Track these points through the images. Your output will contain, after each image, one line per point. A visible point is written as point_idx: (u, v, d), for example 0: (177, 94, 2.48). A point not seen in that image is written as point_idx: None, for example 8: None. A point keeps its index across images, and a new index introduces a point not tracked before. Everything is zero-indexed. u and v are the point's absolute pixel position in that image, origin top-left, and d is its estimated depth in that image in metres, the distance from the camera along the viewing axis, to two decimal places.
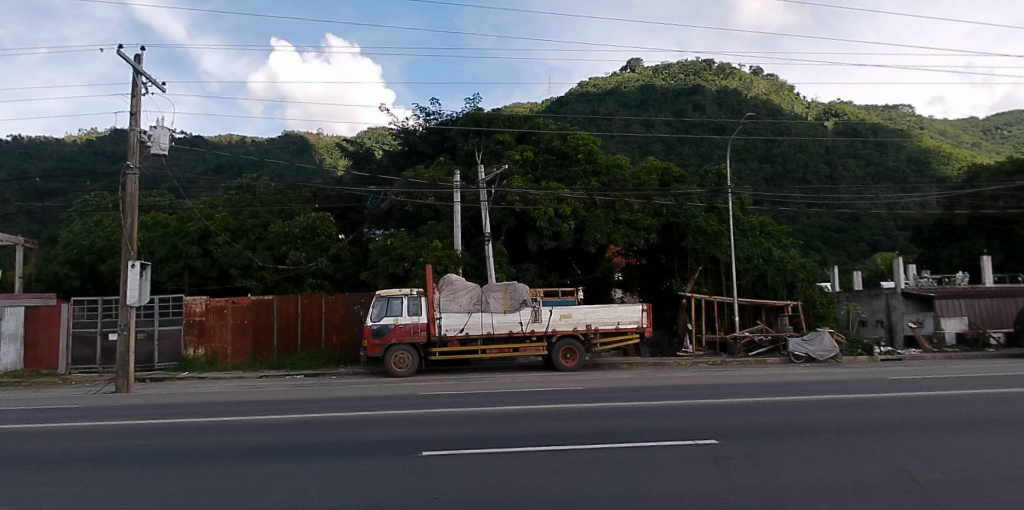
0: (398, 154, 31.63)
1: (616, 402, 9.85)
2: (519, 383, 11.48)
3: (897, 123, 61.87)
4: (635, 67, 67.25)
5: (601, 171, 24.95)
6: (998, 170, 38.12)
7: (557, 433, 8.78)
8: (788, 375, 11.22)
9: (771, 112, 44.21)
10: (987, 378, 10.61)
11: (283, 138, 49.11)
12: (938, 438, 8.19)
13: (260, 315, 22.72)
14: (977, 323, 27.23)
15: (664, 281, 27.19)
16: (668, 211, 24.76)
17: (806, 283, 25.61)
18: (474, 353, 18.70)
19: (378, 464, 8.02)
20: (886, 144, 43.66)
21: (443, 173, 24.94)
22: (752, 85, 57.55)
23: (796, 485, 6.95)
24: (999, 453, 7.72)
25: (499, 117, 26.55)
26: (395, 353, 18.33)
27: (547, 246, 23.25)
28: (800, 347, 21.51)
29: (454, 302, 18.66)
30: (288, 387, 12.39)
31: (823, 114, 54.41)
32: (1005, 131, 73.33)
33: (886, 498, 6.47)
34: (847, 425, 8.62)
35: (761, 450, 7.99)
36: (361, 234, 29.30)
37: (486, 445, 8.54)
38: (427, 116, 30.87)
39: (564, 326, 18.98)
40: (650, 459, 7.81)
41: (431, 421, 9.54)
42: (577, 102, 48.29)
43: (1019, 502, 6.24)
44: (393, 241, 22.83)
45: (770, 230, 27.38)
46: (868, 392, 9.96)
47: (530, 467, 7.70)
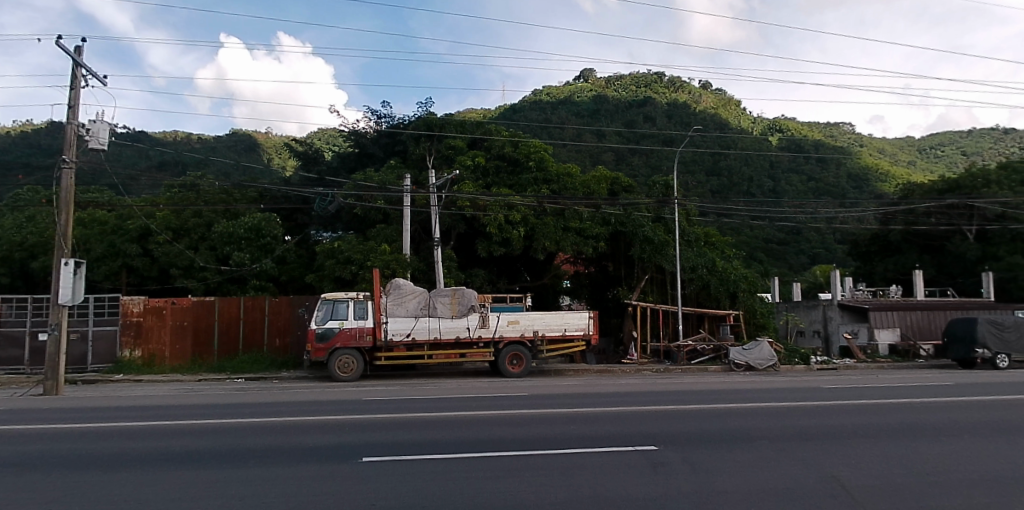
0: (348, 156, 31.38)
1: (556, 408, 9.84)
2: (462, 388, 11.37)
3: (838, 140, 64.68)
4: (587, 77, 68.28)
5: (551, 179, 25.34)
6: (929, 188, 39.78)
7: (497, 439, 8.74)
8: (716, 382, 11.45)
9: (718, 126, 45.64)
10: (891, 387, 11.02)
11: (232, 135, 48.19)
12: (866, 445, 8.45)
13: (200, 317, 22.14)
14: (908, 334, 28.32)
15: (612, 289, 27.53)
16: (616, 220, 24.91)
17: (748, 294, 26.16)
18: (421, 358, 18.56)
19: (314, 471, 7.86)
20: (827, 160, 45.51)
21: (393, 177, 24.83)
22: (701, 99, 59.28)
23: (731, 490, 7.10)
24: (923, 460, 8.02)
25: (451, 123, 26.60)
26: (339, 357, 18.12)
27: (496, 252, 23.39)
28: (741, 356, 21.94)
29: (400, 307, 18.47)
30: (230, 390, 12.11)
31: (767, 129, 56.51)
32: (939, 151, 77.11)
33: (818, 503, 6.66)
34: (780, 432, 8.82)
35: (698, 456, 8.14)
36: (308, 236, 28.99)
37: (426, 451, 8.48)
38: (378, 119, 30.51)
39: (511, 332, 18.97)
40: (590, 466, 7.87)
41: (364, 427, 9.43)
42: (530, 109, 48.86)
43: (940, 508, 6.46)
44: (340, 244, 22.62)
45: (714, 240, 28.14)
46: (799, 399, 10.19)
47: (471, 473, 7.67)
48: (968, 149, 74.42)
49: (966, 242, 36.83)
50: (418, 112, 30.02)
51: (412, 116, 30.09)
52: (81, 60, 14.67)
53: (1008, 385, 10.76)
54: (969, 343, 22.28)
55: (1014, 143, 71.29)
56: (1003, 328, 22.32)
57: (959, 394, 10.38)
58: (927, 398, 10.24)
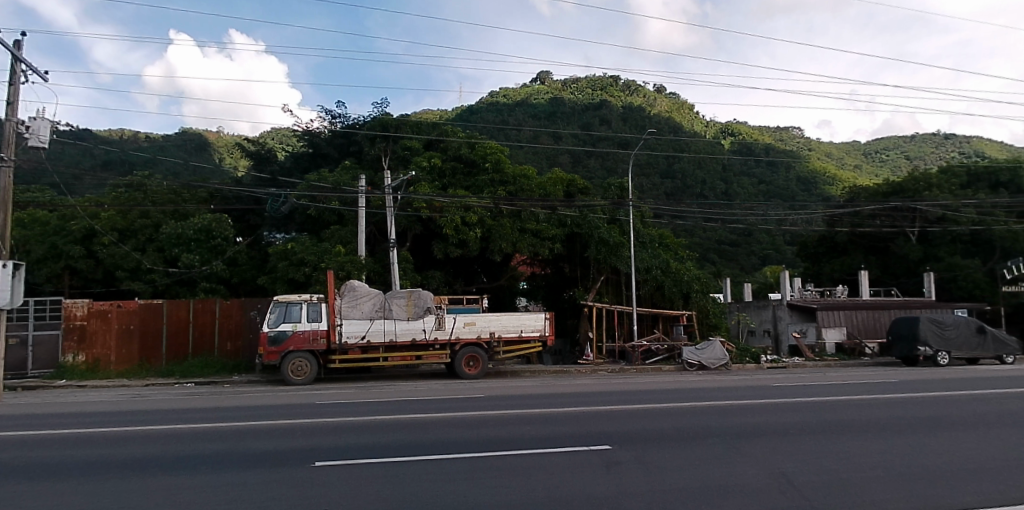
0: (301, 156, 31.06)
1: (510, 409, 9.83)
2: (412, 391, 11.27)
3: (788, 145, 66.91)
4: (544, 79, 68.79)
5: (508, 181, 25.16)
6: (875, 191, 40.97)
7: (452, 441, 8.71)
8: (661, 381, 11.60)
9: (671, 129, 48.31)
10: (826, 385, 11.21)
11: (183, 134, 47.21)
12: (814, 441, 8.64)
13: (147, 320, 21.58)
14: (853, 333, 29.29)
15: (568, 290, 27.67)
16: (572, 222, 25.07)
17: (701, 294, 26.67)
18: (376, 361, 18.42)
19: (263, 476, 7.73)
20: (777, 164, 48.32)
21: (349, 178, 24.70)
22: (655, 103, 60.64)
23: (682, 488, 7.21)
24: (867, 456, 8.25)
25: (406, 124, 26.75)
26: (293, 360, 17.81)
27: (453, 253, 23.53)
28: (693, 355, 22.30)
29: (355, 309, 18.26)
30: (174, 395, 11.79)
31: (719, 133, 59.56)
32: (884, 155, 79.81)
33: (765, 499, 6.80)
34: (731, 430, 8.97)
35: (651, 455, 8.24)
36: (260, 237, 28.40)
37: (378, 454, 8.40)
38: (332, 119, 30.18)
39: (467, 334, 18.96)
40: (545, 466, 7.90)
41: (313, 431, 9.29)
42: (486, 111, 48.93)
43: (881, 501, 6.65)
44: (294, 246, 22.45)
45: (668, 242, 28.54)
46: (746, 397, 10.39)
47: (424, 476, 7.63)
48: (912, 154, 77.12)
49: (910, 243, 38.27)
50: (373, 113, 29.83)
51: (367, 116, 29.85)
52: (20, 54, 14.15)
53: (938, 382, 11.14)
54: (912, 341, 23.06)
55: (953, 148, 74.19)
56: (944, 326, 23.07)
57: (894, 391, 10.70)
58: (864, 395, 10.52)
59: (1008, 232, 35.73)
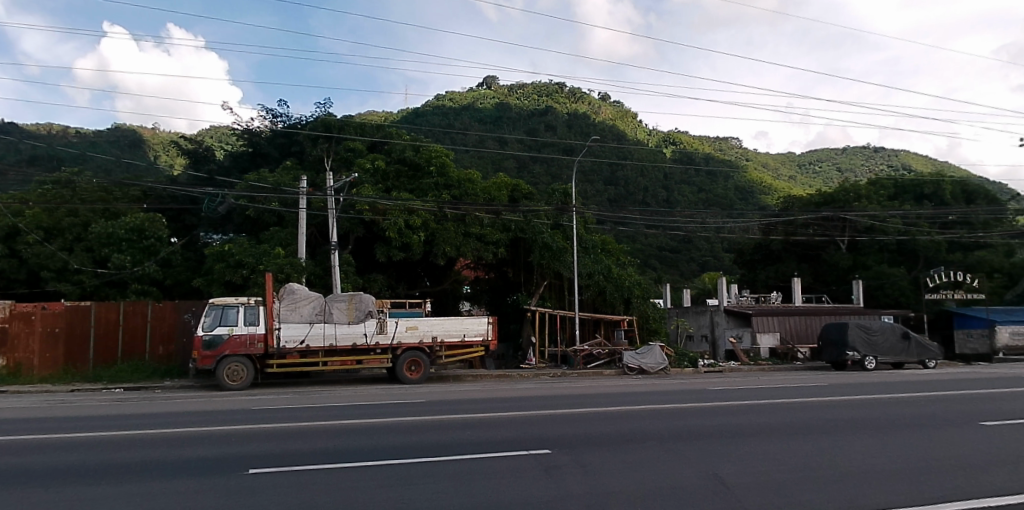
0: (241, 156, 30.67)
1: (446, 414, 9.78)
2: (344, 396, 11.12)
3: (726, 155, 69.69)
4: (490, 83, 69.21)
5: (453, 184, 25.39)
6: (807, 201, 42.30)
7: (390, 447, 8.62)
8: (599, 385, 11.77)
9: (615, 136, 49.65)
10: (750, 389, 11.53)
11: (114, 129, 45.59)
12: (746, 444, 8.86)
13: (74, 323, 20.74)
14: (786, 338, 30.30)
15: (511, 295, 27.84)
16: (517, 226, 25.44)
17: (641, 299, 27.35)
18: (315, 365, 18.16)
19: (194, 485, 7.47)
20: (717, 174, 50.47)
21: (289, 179, 24.34)
22: (599, 111, 62.92)
23: (618, 491, 7.30)
24: (796, 457, 8.50)
25: (350, 124, 26.48)
26: (228, 364, 17.40)
27: (396, 257, 23.37)
28: (634, 359, 22.68)
29: (294, 312, 17.91)
30: (89, 402, 11.36)
31: (661, 141, 62.94)
32: (817, 166, 83.44)
33: (696, 500, 6.92)
34: (668, 432, 9.14)
35: (589, 458, 8.32)
36: (196, 237, 28.33)
37: (316, 461, 8.24)
38: (274, 118, 29.90)
39: (409, 338, 18.93)
40: (483, 471, 7.89)
41: (242, 438, 9.09)
42: (432, 114, 49.11)
43: (806, 502, 6.86)
44: (231, 247, 21.92)
45: (611, 248, 28.99)
46: (683, 401, 10.58)
47: (363, 482, 7.51)
48: (842, 166, 80.88)
49: (840, 252, 39.84)
50: (316, 113, 29.49)
51: (310, 116, 29.44)
52: None
53: (864, 386, 11.60)
54: (841, 347, 23.95)
55: (881, 161, 78.08)
56: (872, 332, 23.97)
57: (825, 393, 11.08)
58: (792, 398, 10.81)
59: (931, 241, 37.67)
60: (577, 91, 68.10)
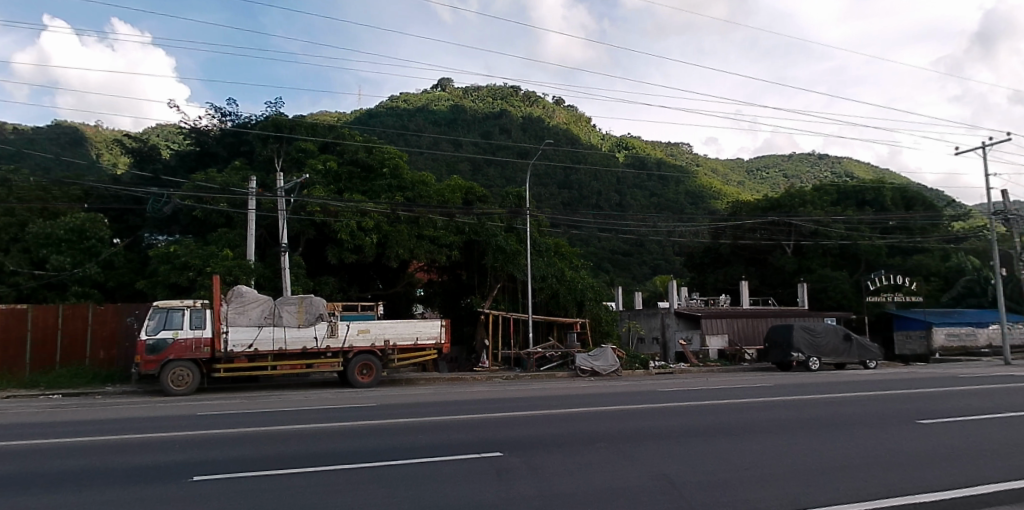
0: (187, 155, 30.12)
1: (395, 418, 9.71)
2: (287, 402, 10.97)
3: (677, 160, 71.49)
4: (444, 85, 68.98)
5: (406, 186, 25.37)
6: (754, 206, 43.51)
7: (340, 451, 8.53)
8: (551, 387, 11.87)
9: (568, 140, 51.02)
10: (697, 390, 11.72)
11: (53, 123, 43.72)
12: (695, 444, 9.02)
13: (10, 326, 20.02)
14: (735, 340, 31.27)
15: (465, 297, 28.07)
16: (470, 230, 25.58)
17: (594, 303, 27.64)
18: (264, 369, 17.79)
19: (137, 493, 7.23)
20: (667, 179, 52.30)
21: (238, 179, 23.94)
22: (553, 115, 64.30)
23: (569, 492, 7.33)
24: (742, 456, 8.69)
25: (301, 125, 26.27)
26: (172, 369, 16.99)
27: (348, 259, 23.10)
28: (587, 361, 22.92)
29: (242, 316, 17.58)
30: (21, 409, 10.95)
31: (614, 147, 65.33)
32: (765, 171, 86.01)
33: (644, 501, 7.00)
34: (618, 434, 9.24)
35: (541, 461, 8.35)
36: (140, 239, 27.54)
37: (263, 467, 8.09)
38: (222, 117, 29.30)
39: (361, 341, 18.82)
40: (434, 475, 7.84)
41: (184, 445, 8.89)
42: (386, 115, 48.65)
43: (750, 500, 7.00)
44: (178, 249, 21.42)
45: (564, 251, 29.24)
46: (631, 402, 10.72)
47: (311, 488, 7.39)
48: (789, 172, 83.55)
49: (786, 255, 40.83)
50: (266, 113, 29.14)
51: (259, 116, 29.02)
52: None
53: (808, 386, 11.92)
54: (786, 348, 24.59)
55: (826, 168, 80.85)
56: (816, 333, 24.72)
57: (769, 394, 11.35)
58: (739, 399, 11.04)
59: (872, 246, 39.10)
60: (531, 95, 68.72)
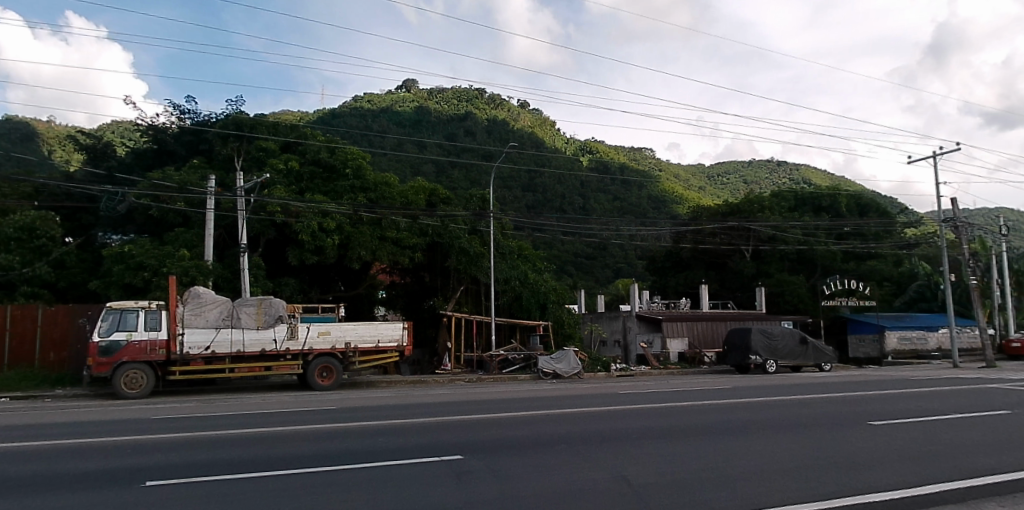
0: (145, 153, 29.63)
1: (354, 422, 9.64)
2: (241, 405, 10.84)
3: (640, 165, 72.62)
4: (409, 86, 68.62)
5: (368, 187, 25.56)
6: (715, 211, 44.33)
7: (298, 455, 8.43)
8: (512, 390, 11.91)
9: (533, 144, 51.85)
10: (655, 393, 11.88)
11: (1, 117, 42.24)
12: (655, 446, 9.14)
13: None
14: (694, 343, 32.03)
15: (427, 300, 28.03)
16: (433, 231, 25.55)
17: (557, 305, 27.73)
18: (221, 372, 17.55)
19: (84, 498, 7.02)
20: (631, 183, 53.91)
21: (197, 178, 23.48)
22: (518, 117, 64.82)
23: (529, 494, 7.34)
24: (701, 457, 8.83)
25: (262, 124, 26.04)
26: (126, 372, 16.66)
27: (309, 260, 22.93)
28: (549, 364, 23.03)
29: (199, 318, 17.35)
30: None
31: (579, 150, 65.98)
32: (725, 177, 87.74)
33: (601, 501, 7.06)
34: (579, 437, 9.31)
35: (501, 463, 8.36)
36: (93, 237, 27.03)
37: (217, 471, 7.94)
38: (181, 114, 28.70)
39: (321, 344, 18.63)
40: (393, 478, 7.78)
41: (134, 450, 8.68)
42: (349, 115, 46.41)
43: (706, 500, 7.10)
44: (132, 248, 20.96)
45: (528, 254, 29.30)
46: (592, 405, 10.82)
47: (267, 492, 7.27)
48: (748, 178, 85.43)
49: (744, 260, 41.74)
50: (226, 111, 28.72)
51: (219, 114, 28.59)
52: None
53: (764, 389, 12.16)
54: (744, 351, 25.05)
55: (784, 175, 82.92)
56: (773, 337, 25.20)
57: (727, 396, 11.56)
58: (697, 401, 11.21)
59: (827, 251, 40.74)
60: (496, 97, 68.92)
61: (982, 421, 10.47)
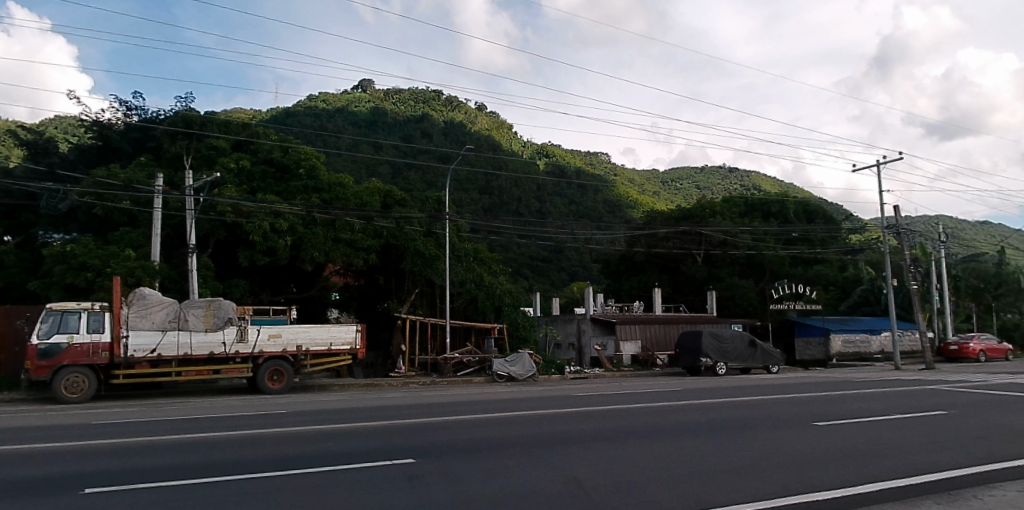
0: (88, 149, 28.78)
1: (303, 427, 9.53)
2: (182, 410, 10.63)
3: (596, 169, 73.86)
4: (366, 86, 67.99)
5: (322, 188, 25.40)
6: (668, 216, 45.26)
7: (246, 460, 8.29)
8: (466, 393, 11.96)
9: (489, 147, 52.04)
10: (606, 394, 12.06)
11: None
12: (607, 448, 9.24)
13: None
14: (646, 345, 32.38)
15: (381, 302, 28.12)
16: (388, 233, 25.33)
17: (512, 307, 28.50)
18: (167, 375, 17.18)
19: (16, 505, 6.77)
20: (586, 187, 54.47)
21: (143, 175, 22.87)
22: (475, 120, 65.04)
23: (480, 496, 7.33)
24: (651, 459, 8.96)
25: (213, 121, 25.31)
26: (66, 375, 16.11)
27: (260, 261, 22.52)
28: (503, 367, 23.11)
29: (144, 319, 16.95)
30: None
31: (535, 154, 66.74)
32: (678, 182, 89.64)
33: (551, 503, 7.09)
34: (532, 439, 9.38)
35: (453, 466, 8.35)
36: (33, 236, 26.35)
37: (161, 477, 7.73)
38: (128, 110, 27.97)
39: (271, 347, 18.43)
40: (343, 482, 7.69)
41: (68, 457, 8.39)
42: (304, 114, 45.53)
43: (655, 501, 7.20)
44: (74, 248, 20.33)
45: (483, 256, 29.41)
46: (545, 407, 10.91)
47: (211, 497, 7.10)
48: (701, 183, 87.40)
49: (696, 264, 42.54)
50: (175, 108, 28.10)
51: (169, 110, 27.96)
52: None
53: (714, 391, 12.42)
54: (696, 353, 25.52)
55: (735, 182, 85.21)
56: (722, 340, 25.81)
57: (677, 398, 11.78)
58: (647, 403, 11.40)
59: (776, 256, 41.63)
60: (453, 99, 68.74)
61: (921, 421, 10.86)
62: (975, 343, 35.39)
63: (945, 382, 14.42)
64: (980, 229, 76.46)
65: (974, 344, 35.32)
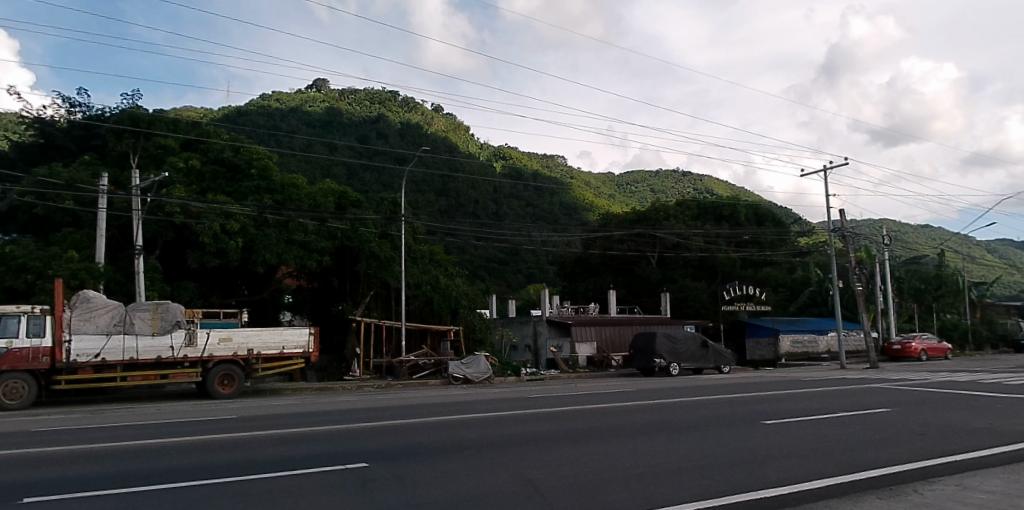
0: (28, 147, 27.79)
1: (252, 432, 9.40)
2: (121, 418, 10.38)
3: (553, 172, 74.65)
4: (321, 86, 67.06)
5: (275, 189, 25.22)
6: (624, 218, 46.11)
7: (192, 467, 8.14)
8: (420, 395, 11.97)
9: (446, 148, 52.09)
10: (558, 395, 12.21)
11: None
12: (560, 449, 9.35)
13: None
14: (602, 347, 32.78)
15: (335, 304, 27.96)
16: (343, 234, 25.33)
17: (468, 310, 28.66)
18: (112, 381, 16.76)
19: None
20: (544, 189, 54.93)
21: (88, 174, 22.20)
22: (432, 121, 64.96)
23: (432, 499, 7.33)
24: (604, 459, 9.08)
25: (162, 120, 24.55)
26: (4, 381, 15.55)
27: (210, 263, 22.16)
28: (459, 369, 23.10)
29: (87, 323, 16.49)
30: None
31: (493, 156, 67.09)
32: (634, 184, 91.28)
33: (504, 504, 7.13)
34: (487, 441, 9.43)
35: (407, 470, 8.33)
36: None
37: (103, 486, 7.53)
38: (71, 107, 27.18)
39: (221, 351, 18.16)
40: (293, 487, 7.61)
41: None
42: (256, 114, 44.60)
43: (604, 501, 7.30)
44: (14, 248, 19.61)
45: (439, 258, 29.45)
46: (499, 409, 10.97)
47: (154, 504, 6.95)
48: (657, 186, 89.02)
49: (649, 266, 43.91)
50: (122, 106, 27.36)
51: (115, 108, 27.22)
52: None
53: (664, 391, 12.68)
54: (649, 354, 25.86)
55: (689, 184, 87.14)
56: (675, 341, 26.27)
57: (629, 398, 11.99)
58: (598, 404, 11.57)
59: (726, 259, 42.53)
60: (410, 100, 68.37)
61: (862, 419, 11.26)
62: (916, 342, 36.81)
63: (885, 382, 14.81)
64: (922, 231, 79.76)
65: (915, 344, 36.78)
